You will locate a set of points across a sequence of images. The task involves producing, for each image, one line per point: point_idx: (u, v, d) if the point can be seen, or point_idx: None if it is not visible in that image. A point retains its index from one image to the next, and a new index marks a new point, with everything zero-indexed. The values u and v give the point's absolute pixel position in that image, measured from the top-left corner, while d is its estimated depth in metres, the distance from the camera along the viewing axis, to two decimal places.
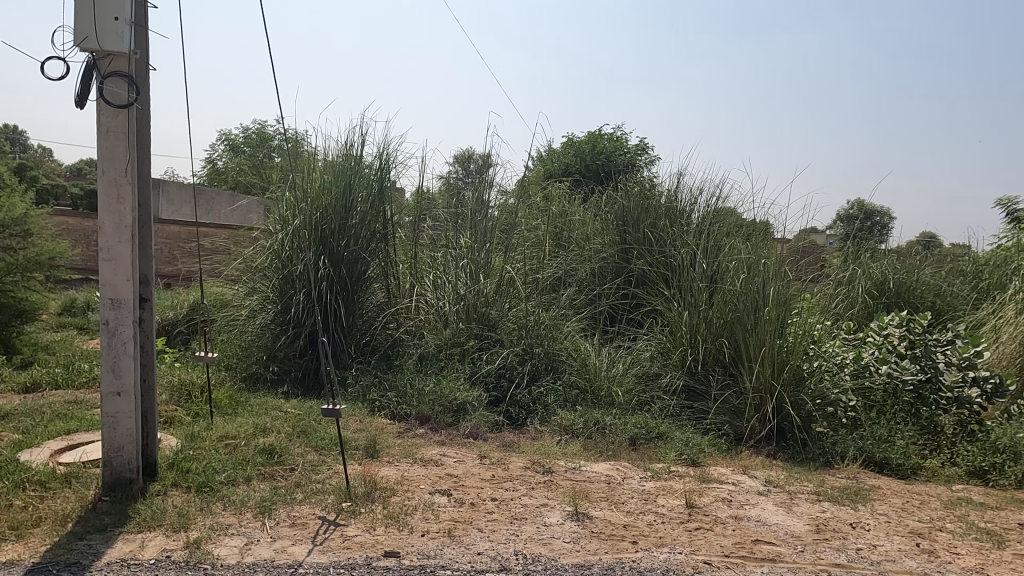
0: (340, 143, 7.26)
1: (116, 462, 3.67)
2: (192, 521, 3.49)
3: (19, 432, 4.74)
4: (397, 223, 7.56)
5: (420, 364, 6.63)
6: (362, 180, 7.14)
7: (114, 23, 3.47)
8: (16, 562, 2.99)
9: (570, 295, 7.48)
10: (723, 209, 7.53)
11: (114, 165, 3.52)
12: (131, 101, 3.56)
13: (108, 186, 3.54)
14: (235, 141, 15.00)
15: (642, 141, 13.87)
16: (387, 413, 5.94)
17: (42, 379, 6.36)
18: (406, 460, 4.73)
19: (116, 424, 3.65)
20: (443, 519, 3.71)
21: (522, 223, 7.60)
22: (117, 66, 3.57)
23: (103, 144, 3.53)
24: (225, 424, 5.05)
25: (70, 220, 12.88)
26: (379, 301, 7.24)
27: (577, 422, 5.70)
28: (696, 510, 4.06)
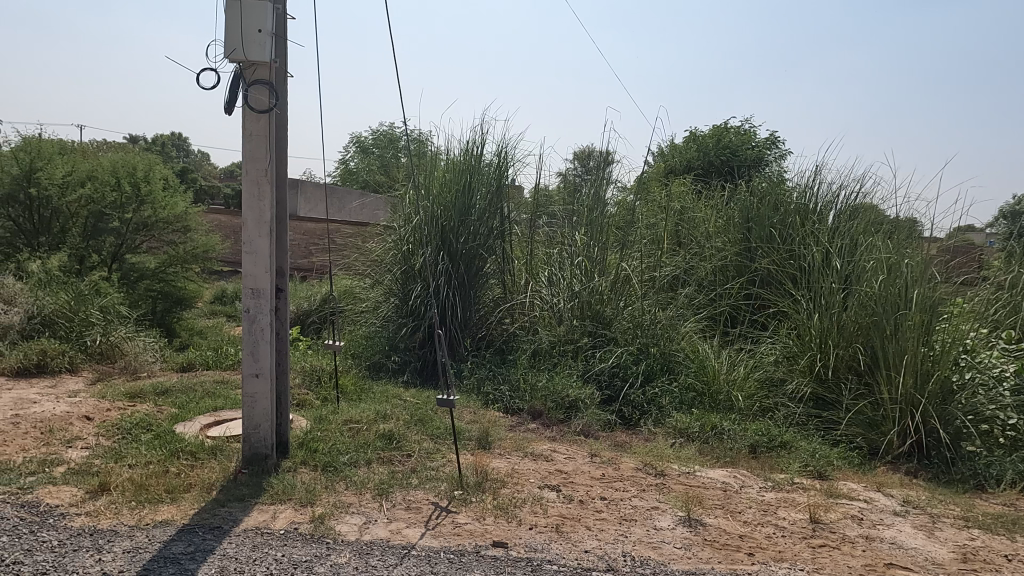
0: (462, 142, 7.46)
1: (254, 438, 4.00)
2: (318, 497, 3.74)
3: (176, 406, 5.30)
4: (514, 219, 7.65)
5: (533, 361, 6.68)
6: (481, 178, 7.31)
7: (258, 35, 3.77)
8: (169, 522, 3.34)
9: (689, 294, 7.23)
10: (863, 205, 6.96)
11: (256, 166, 3.84)
12: (271, 106, 3.86)
13: (250, 185, 3.86)
14: (365, 143, 15.76)
15: (773, 133, 13.02)
16: (500, 406, 6.07)
17: (196, 360, 7.08)
18: (517, 453, 4.79)
19: (254, 403, 3.98)
20: (551, 515, 3.73)
21: (640, 220, 7.49)
22: (259, 75, 3.88)
23: (246, 147, 3.85)
24: (350, 409, 5.37)
25: (224, 217, 14.26)
26: (495, 296, 7.35)
27: (693, 425, 5.51)
28: (821, 527, 3.80)
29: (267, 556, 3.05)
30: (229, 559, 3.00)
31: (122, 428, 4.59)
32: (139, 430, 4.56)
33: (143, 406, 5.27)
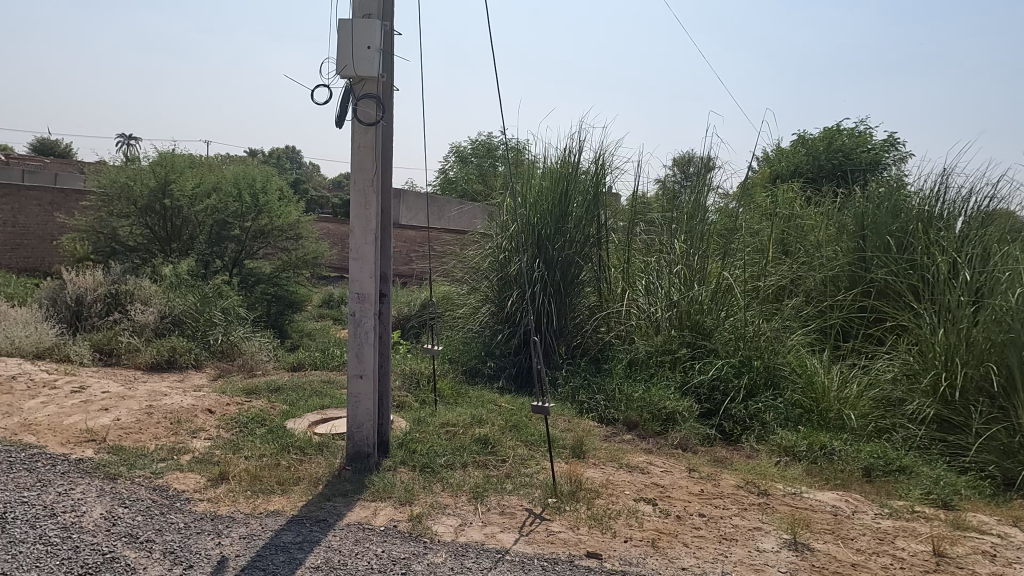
0: (560, 150, 7.49)
1: (357, 437, 4.17)
2: (416, 497, 3.84)
3: (287, 403, 5.63)
4: (611, 227, 7.57)
5: (629, 370, 6.58)
6: (578, 186, 7.31)
7: (367, 51, 3.96)
8: (280, 512, 3.55)
9: (797, 306, 6.88)
10: (998, 211, 6.38)
11: (363, 176, 4.03)
12: (378, 119, 4.04)
13: (358, 194, 4.05)
14: (464, 153, 16.16)
15: (891, 136, 12.18)
16: (594, 415, 6.03)
17: (305, 360, 7.49)
18: (612, 464, 4.72)
19: (358, 403, 4.16)
20: (647, 529, 3.64)
21: (743, 228, 7.23)
22: (368, 89, 4.07)
23: (355, 158, 4.05)
24: (447, 413, 5.49)
25: (332, 226, 15.04)
26: (591, 304, 7.30)
27: (800, 444, 5.22)
28: (946, 561, 3.49)
29: (368, 550, 3.17)
30: (333, 551, 3.14)
31: (239, 421, 4.93)
32: (254, 424, 4.87)
33: (258, 401, 5.63)
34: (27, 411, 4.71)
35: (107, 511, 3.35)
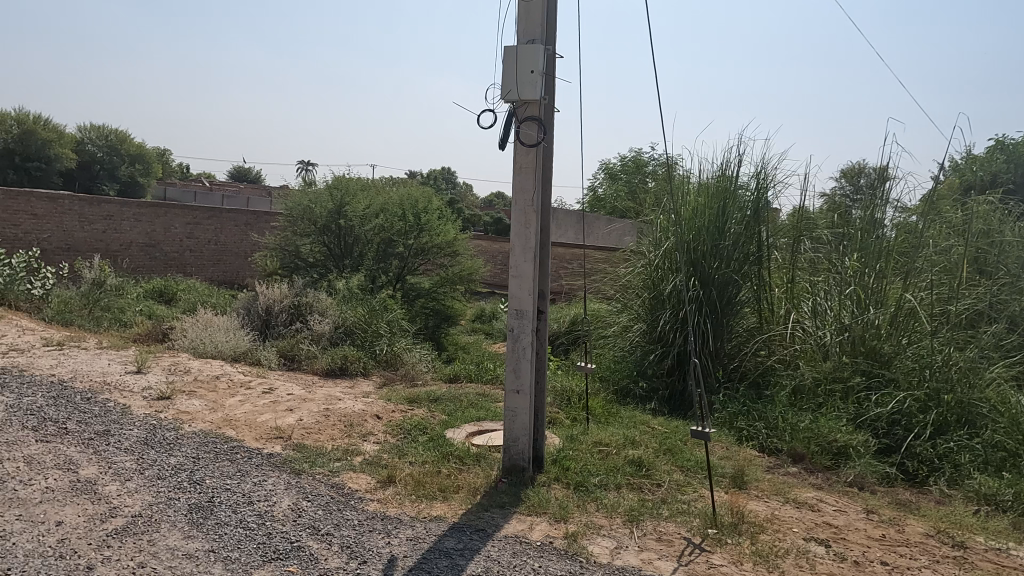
0: (717, 165, 7.23)
1: (513, 450, 4.28)
2: (571, 515, 3.84)
3: (446, 413, 5.90)
4: (773, 245, 7.19)
5: (793, 399, 6.15)
6: (736, 203, 7.01)
7: (531, 75, 4.10)
8: (442, 518, 3.71)
9: (996, 334, 6.12)
10: None
11: (523, 197, 4.16)
12: (539, 141, 4.14)
13: (518, 214, 4.19)
14: (613, 170, 16.16)
15: None
16: (754, 444, 5.71)
17: (460, 373, 7.81)
18: (776, 498, 4.42)
19: (515, 417, 4.27)
20: (820, 572, 3.36)
21: (929, 244, 6.51)
22: (530, 112, 4.19)
23: (517, 179, 4.18)
24: (600, 432, 5.45)
25: (485, 243, 15.67)
26: (750, 325, 6.92)
27: (1006, 493, 4.57)
28: None
29: (525, 564, 3.22)
30: (492, 561, 3.23)
31: (404, 428, 5.23)
32: (417, 432, 5.15)
33: (420, 410, 5.96)
34: (228, 407, 5.33)
35: (293, 503, 3.70)
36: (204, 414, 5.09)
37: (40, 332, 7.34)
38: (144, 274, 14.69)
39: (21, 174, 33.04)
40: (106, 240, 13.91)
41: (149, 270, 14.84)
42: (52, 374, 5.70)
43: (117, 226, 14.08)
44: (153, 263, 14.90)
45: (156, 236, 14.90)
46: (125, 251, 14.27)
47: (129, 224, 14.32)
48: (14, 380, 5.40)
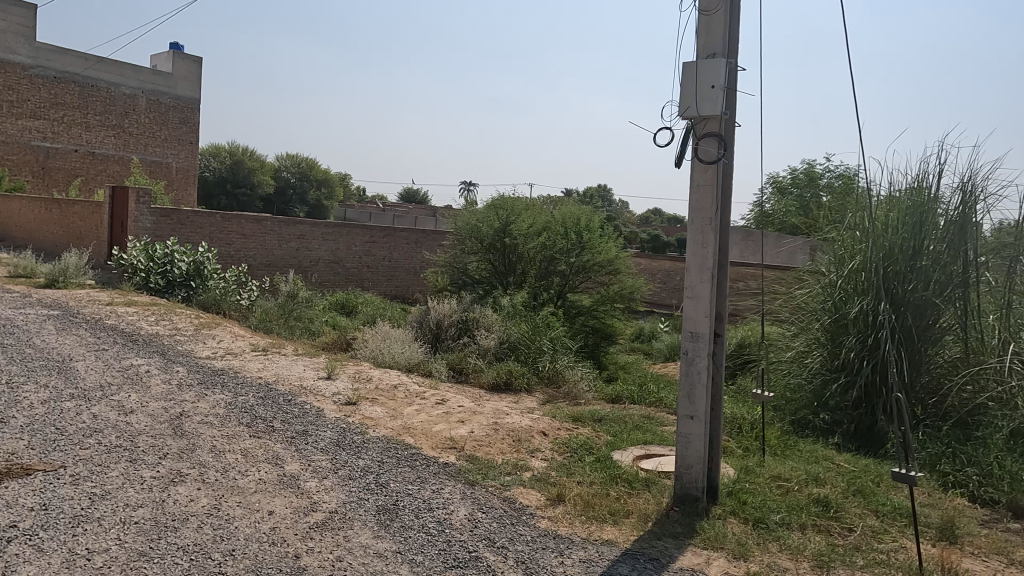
0: (912, 178, 6.55)
1: (686, 478, 4.12)
2: (751, 553, 3.61)
3: (610, 433, 5.84)
4: (982, 264, 6.20)
5: (1011, 444, 5.41)
6: (936, 220, 6.25)
7: (712, 91, 3.98)
8: (614, 543, 3.65)
9: None
10: None
11: (701, 216, 4.03)
12: (718, 157, 4.00)
13: (695, 234, 4.06)
14: (783, 183, 15.21)
15: None
16: (963, 493, 5.00)
17: (623, 395, 7.71)
18: (997, 557, 3.85)
19: (688, 444, 4.12)
20: None
21: None
22: (710, 128, 4.06)
23: (694, 198, 4.06)
24: (778, 465, 5.09)
25: None
26: (954, 356, 6.12)
27: None
28: None
29: None
30: None
31: (570, 446, 5.25)
32: (583, 451, 5.14)
33: (585, 429, 5.94)
34: (406, 415, 5.67)
35: (469, 513, 3.83)
36: (385, 420, 5.45)
37: (249, 338, 8.33)
38: (329, 288, 16.18)
39: (230, 199, 38.52)
40: (298, 257, 15.49)
41: (333, 284, 16.32)
42: (260, 377, 6.43)
43: (308, 244, 15.64)
44: (336, 278, 16.36)
45: (339, 253, 16.36)
46: (314, 267, 15.83)
47: (318, 243, 15.86)
48: (232, 380, 6.17)
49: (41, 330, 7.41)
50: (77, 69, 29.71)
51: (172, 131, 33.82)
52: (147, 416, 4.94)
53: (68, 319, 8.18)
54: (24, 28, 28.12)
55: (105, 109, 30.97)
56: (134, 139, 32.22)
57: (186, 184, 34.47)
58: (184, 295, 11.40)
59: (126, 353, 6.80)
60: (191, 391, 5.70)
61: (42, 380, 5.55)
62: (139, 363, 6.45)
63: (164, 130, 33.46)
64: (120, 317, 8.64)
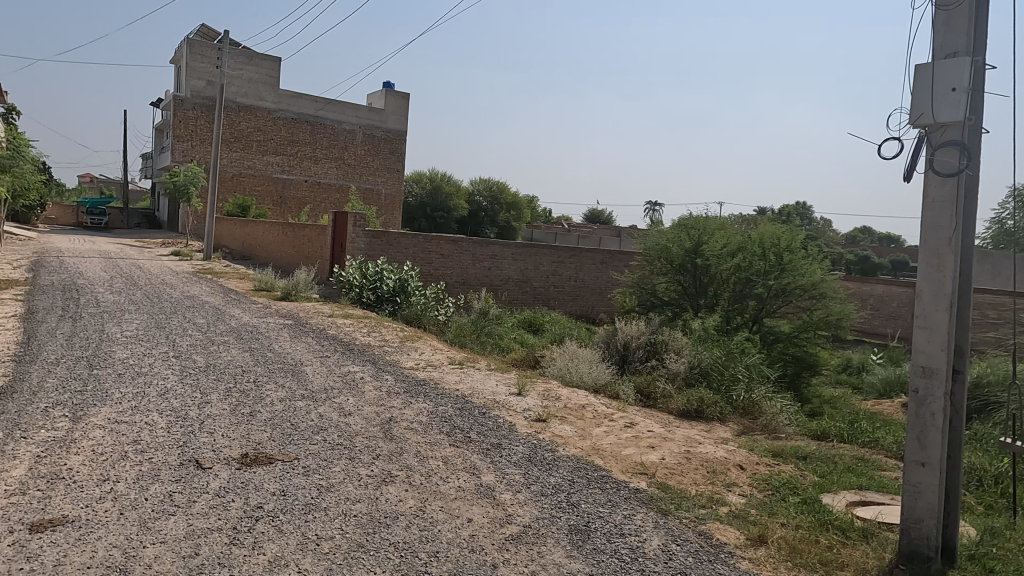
0: None
1: (915, 534, 3.62)
2: None
3: (817, 474, 5.34)
4: None
5: None
6: None
7: (951, 93, 3.52)
8: None
9: None
10: None
11: (937, 235, 3.55)
12: (960, 169, 3.50)
13: (929, 255, 3.59)
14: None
15: None
16: None
17: (830, 432, 7.03)
18: None
19: (918, 494, 3.62)
20: None
21: None
22: (949, 135, 3.58)
23: (928, 214, 3.60)
24: None
25: None
26: None
27: None
28: None
29: None
30: None
31: (771, 484, 4.88)
32: (787, 490, 4.74)
33: (787, 466, 5.49)
34: (596, 436, 5.65)
35: (663, 544, 3.71)
36: (574, 439, 5.47)
37: (447, 352, 8.90)
38: (518, 306, 16.80)
39: (429, 222, 41.81)
40: (490, 275, 16.28)
41: (521, 301, 16.91)
42: (457, 389, 6.81)
43: (498, 263, 16.37)
44: (524, 296, 16.91)
45: (527, 273, 16.91)
46: (505, 285, 16.52)
47: (508, 262, 16.55)
48: (433, 391, 6.62)
49: (279, 337, 8.55)
50: (309, 110, 34.21)
51: (383, 161, 37.50)
52: (361, 418, 5.46)
53: (299, 328, 9.36)
54: (271, 79, 33.10)
55: (330, 144, 35.25)
56: (352, 170, 36.21)
57: (393, 208, 37.96)
58: (391, 309, 12.49)
59: (344, 361, 7.60)
60: (398, 398, 6.20)
61: (280, 380, 6.38)
62: (355, 370, 7.17)
63: (376, 160, 37.21)
64: (339, 328, 9.71)
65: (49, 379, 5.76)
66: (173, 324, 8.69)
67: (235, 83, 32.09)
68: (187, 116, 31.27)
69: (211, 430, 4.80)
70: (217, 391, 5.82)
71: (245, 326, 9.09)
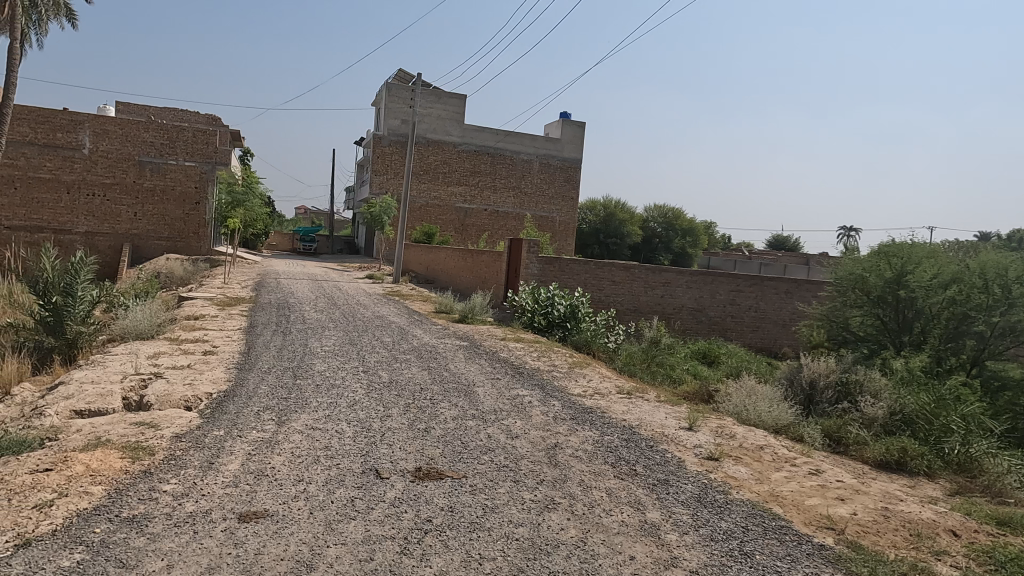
0: None
1: None
2: None
3: None
4: None
5: None
6: None
7: None
8: None
9: None
10: None
11: None
12: None
13: None
14: None
15: None
16: None
17: None
18: None
19: None
20: None
21: None
22: None
23: None
24: None
25: None
26: None
27: None
28: None
29: None
30: None
31: (994, 557, 4.13)
32: (1016, 568, 3.98)
33: (1016, 538, 4.61)
34: (775, 481, 5.19)
35: None
36: (750, 483, 5.08)
37: (615, 380, 8.77)
38: (692, 336, 16.14)
39: (602, 248, 41.86)
40: (663, 303, 15.85)
41: (695, 331, 16.24)
42: (624, 419, 6.65)
43: (672, 291, 15.89)
44: (699, 326, 16.23)
45: (703, 301, 16.20)
46: (678, 314, 15.96)
47: (682, 290, 15.98)
48: (599, 420, 6.53)
49: (455, 358, 8.99)
50: (490, 142, 36.08)
51: (558, 189, 38.31)
52: (528, 442, 5.53)
53: (474, 349, 9.79)
54: (457, 115, 35.51)
55: (508, 174, 36.83)
56: (528, 198, 37.42)
57: (567, 234, 38.54)
58: (561, 334, 12.63)
59: (514, 384, 7.77)
60: (564, 425, 6.21)
61: (454, 399, 6.69)
62: (524, 393, 7.31)
63: (552, 188, 38.13)
64: (511, 351, 9.99)
65: (263, 385, 6.57)
66: (364, 341, 9.52)
67: (425, 121, 34.87)
68: (384, 152, 34.49)
69: (390, 442, 5.14)
70: (397, 406, 6.24)
71: (425, 345, 9.70)
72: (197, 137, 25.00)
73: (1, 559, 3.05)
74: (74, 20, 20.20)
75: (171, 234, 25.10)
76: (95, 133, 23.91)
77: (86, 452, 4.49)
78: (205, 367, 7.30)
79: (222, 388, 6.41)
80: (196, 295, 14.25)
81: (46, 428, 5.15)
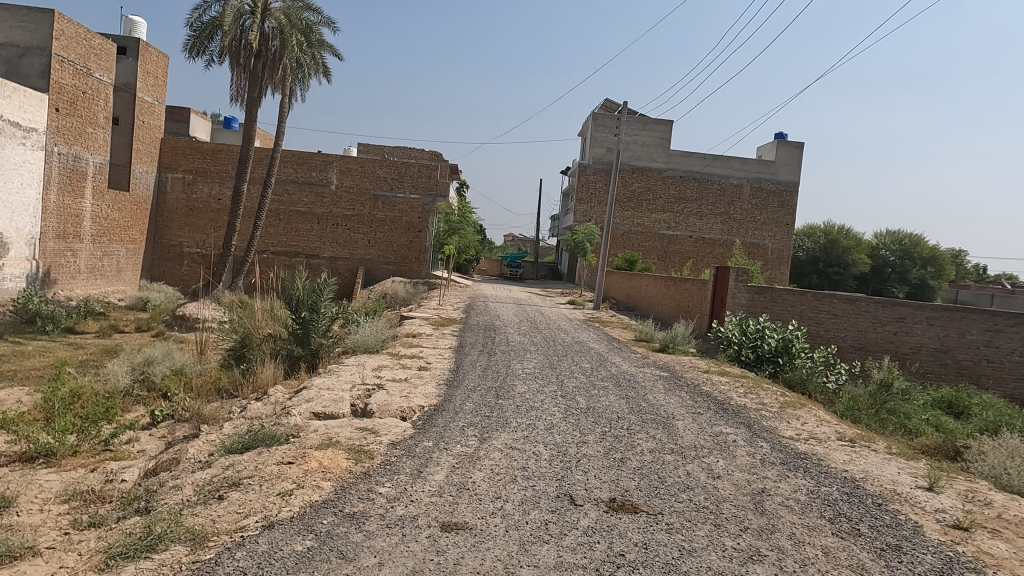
0: None
1: None
2: None
3: None
4: None
5: None
6: None
7: None
8: None
9: None
10: None
11: None
12: None
13: None
14: None
15: None
16: None
17: None
18: None
19: None
20: None
21: None
22: None
23: None
24: None
25: None
26: None
27: None
28: None
29: None
30: None
31: None
32: None
33: None
34: None
35: None
36: (1013, 562, 4.17)
37: (835, 425, 7.87)
38: (934, 380, 13.98)
39: (822, 278, 37.99)
40: (896, 341, 14.00)
41: (938, 376, 14.03)
42: (847, 470, 5.92)
43: (908, 328, 13.95)
44: (944, 370, 13.96)
45: (948, 341, 13.95)
46: (915, 355, 13.94)
47: (921, 327, 13.95)
48: (816, 468, 5.89)
49: (654, 388, 8.72)
50: (697, 167, 35.05)
51: (771, 215, 35.85)
52: (731, 484, 5.16)
53: (674, 381, 9.45)
54: (663, 141, 35.05)
55: (716, 199, 35.37)
56: (737, 224, 35.54)
57: (779, 263, 35.70)
58: (772, 370, 11.69)
59: (717, 420, 7.33)
60: (773, 469, 5.70)
61: (651, 431, 6.50)
62: (728, 432, 6.84)
63: (764, 213, 35.80)
64: (715, 385, 9.46)
65: (468, 402, 6.96)
66: (562, 366, 9.66)
67: (630, 148, 34.99)
68: (588, 180, 35.15)
69: (586, 470, 5.13)
70: (594, 433, 6.21)
71: (624, 373, 9.61)
72: (421, 172, 27.61)
73: (252, 536, 3.56)
74: (329, 75, 23.58)
75: (396, 259, 27.92)
76: (341, 171, 27.44)
77: (320, 449, 5.11)
78: (419, 381, 7.93)
79: (433, 402, 6.90)
80: (416, 315, 15.62)
81: (291, 426, 5.97)
